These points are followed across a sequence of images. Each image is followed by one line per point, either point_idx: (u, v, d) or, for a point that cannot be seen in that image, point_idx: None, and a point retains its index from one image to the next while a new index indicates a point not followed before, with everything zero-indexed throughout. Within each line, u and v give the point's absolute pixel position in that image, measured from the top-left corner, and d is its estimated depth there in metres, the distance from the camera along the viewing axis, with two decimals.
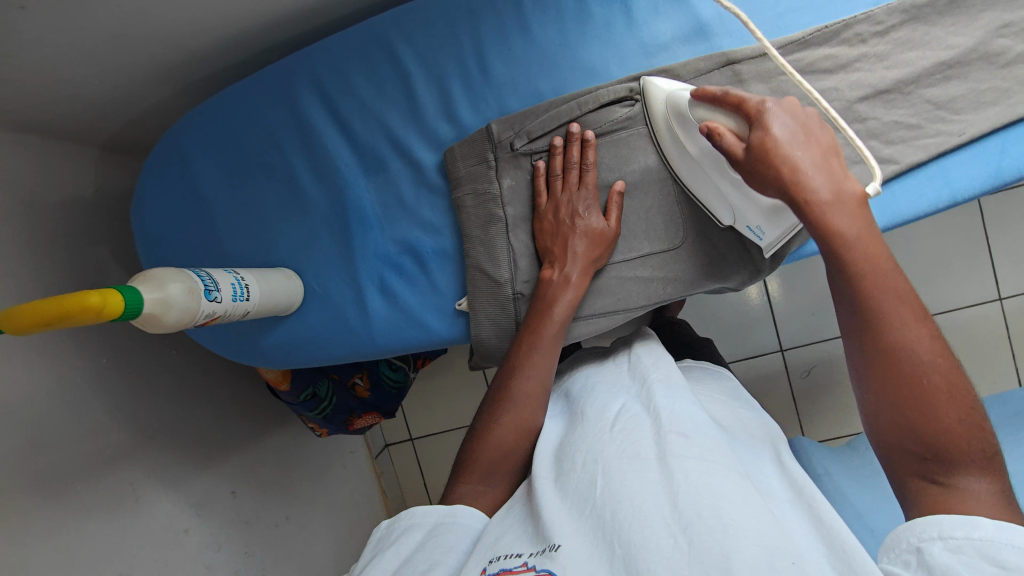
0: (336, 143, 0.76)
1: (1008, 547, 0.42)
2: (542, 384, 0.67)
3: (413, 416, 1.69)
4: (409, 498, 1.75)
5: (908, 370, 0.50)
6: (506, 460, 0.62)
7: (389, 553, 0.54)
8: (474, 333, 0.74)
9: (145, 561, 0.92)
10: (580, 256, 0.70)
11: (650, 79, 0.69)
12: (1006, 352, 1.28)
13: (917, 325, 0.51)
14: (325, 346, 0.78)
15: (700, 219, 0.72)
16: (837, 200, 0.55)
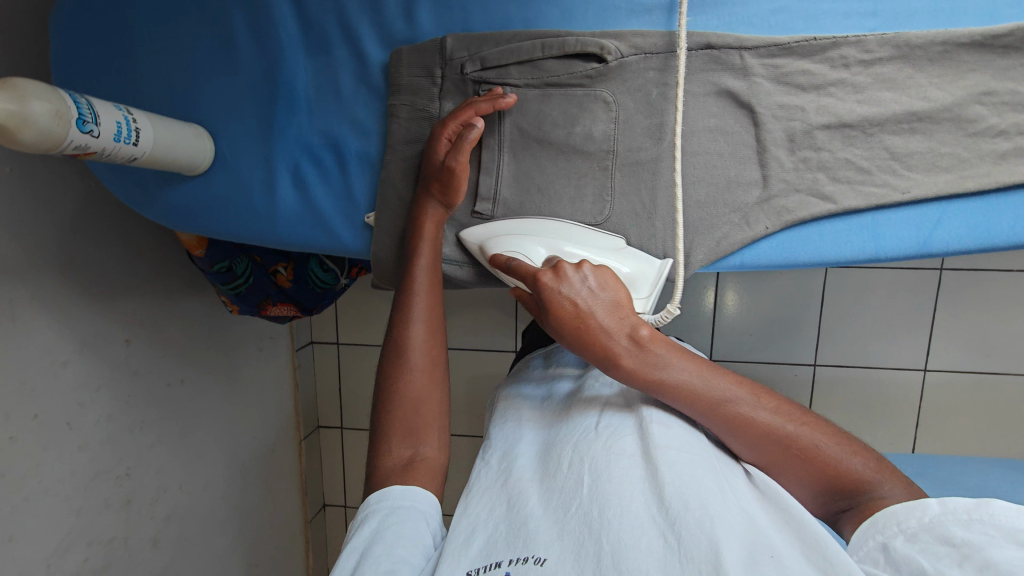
0: (282, 7, 0.69)
1: (953, 521, 0.46)
2: (431, 331, 0.66)
3: (344, 321, 1.68)
4: (320, 397, 1.77)
5: (789, 446, 0.54)
6: (405, 415, 0.62)
7: (350, 551, 0.52)
8: (374, 248, 0.73)
9: (10, 382, 0.90)
10: (428, 201, 0.68)
11: (465, 234, 0.71)
12: (911, 420, 1.31)
13: (764, 401, 0.55)
14: (226, 220, 0.75)
15: (632, 207, 0.69)
16: (638, 357, 0.55)
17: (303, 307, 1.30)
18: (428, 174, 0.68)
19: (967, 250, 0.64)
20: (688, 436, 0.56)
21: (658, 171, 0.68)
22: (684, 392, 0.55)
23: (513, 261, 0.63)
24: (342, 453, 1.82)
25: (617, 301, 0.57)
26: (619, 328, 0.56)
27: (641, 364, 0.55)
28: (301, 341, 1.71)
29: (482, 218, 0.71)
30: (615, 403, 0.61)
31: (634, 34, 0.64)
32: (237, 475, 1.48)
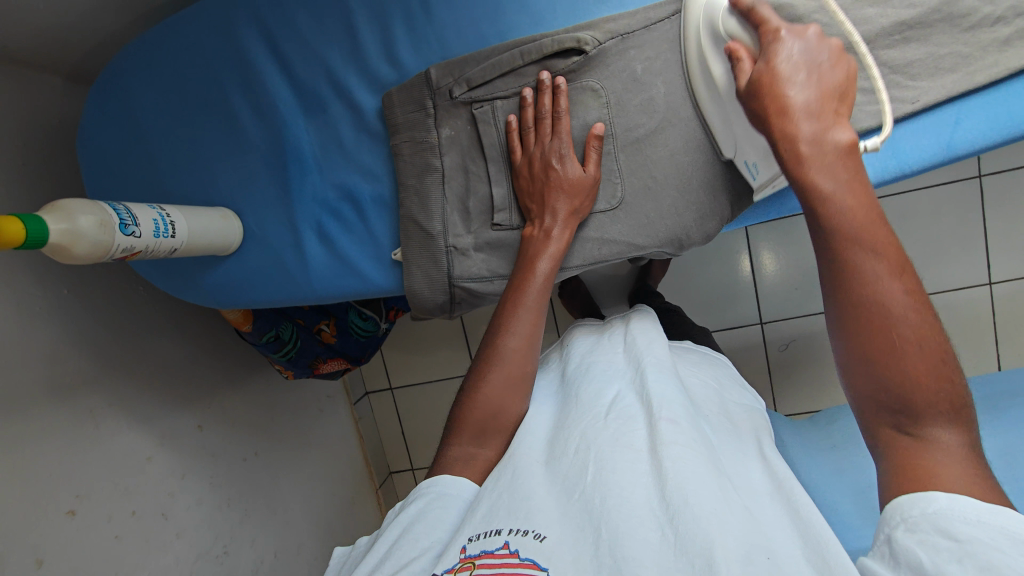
0: (275, 81, 0.74)
1: (964, 520, 0.40)
2: (527, 342, 0.65)
3: (393, 366, 1.71)
4: (387, 443, 1.81)
5: (876, 325, 0.47)
6: (488, 419, 0.62)
7: (392, 525, 0.56)
8: (407, 283, 0.74)
9: (104, 484, 0.97)
10: (562, 208, 0.67)
11: None
12: (991, 337, 1.25)
13: (892, 280, 0.48)
14: (262, 287, 0.79)
15: (643, 184, 0.70)
16: (817, 153, 0.53)
17: (353, 357, 1.35)
18: (558, 181, 0.66)
19: (992, 144, 0.62)
20: (697, 428, 0.54)
21: (661, 142, 0.69)
22: (842, 211, 0.51)
23: (756, 7, 0.59)
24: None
25: (836, 92, 0.55)
26: (814, 121, 0.54)
27: (815, 154, 0.53)
28: (356, 393, 1.76)
29: (503, 228, 0.73)
30: (626, 392, 0.60)
31: (605, 20, 0.66)
32: (325, 534, 1.51)
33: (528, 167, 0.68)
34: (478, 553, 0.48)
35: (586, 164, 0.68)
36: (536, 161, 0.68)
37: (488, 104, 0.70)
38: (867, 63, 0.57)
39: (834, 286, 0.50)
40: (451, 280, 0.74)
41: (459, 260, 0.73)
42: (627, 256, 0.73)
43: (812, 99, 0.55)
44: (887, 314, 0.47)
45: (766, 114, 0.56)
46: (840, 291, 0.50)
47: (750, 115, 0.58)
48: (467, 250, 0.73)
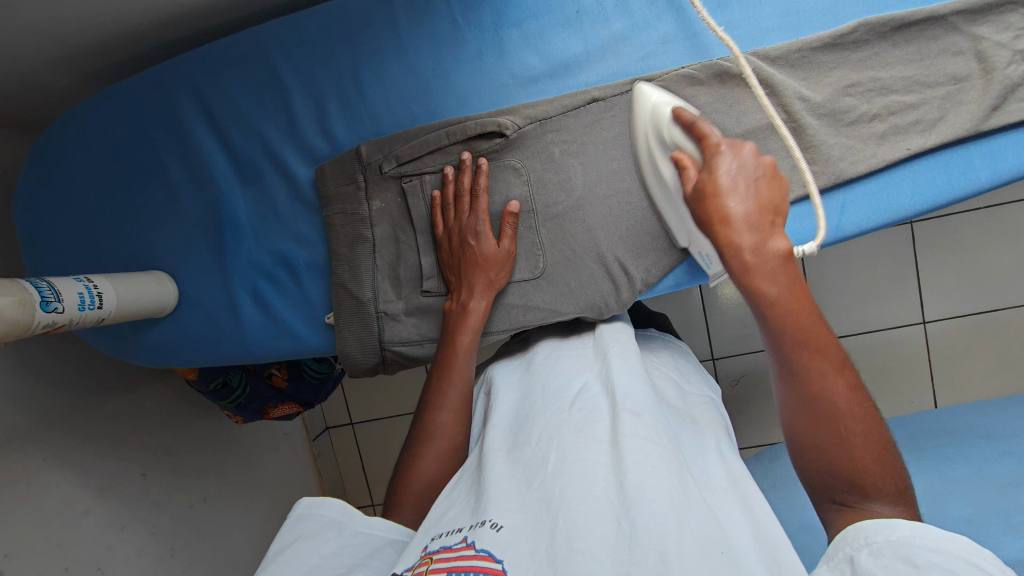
0: (212, 152, 0.76)
1: (925, 549, 0.43)
2: (457, 418, 0.68)
3: (355, 400, 1.70)
4: (347, 479, 1.76)
5: (827, 417, 0.51)
6: (426, 490, 0.64)
7: (304, 548, 0.54)
8: (339, 347, 0.76)
9: (36, 541, 0.95)
10: (478, 283, 0.70)
11: (642, 83, 0.68)
12: (927, 375, 1.29)
13: (835, 376, 0.52)
14: (204, 348, 0.80)
15: (564, 255, 0.74)
16: (760, 261, 0.56)
17: (304, 403, 1.32)
18: (472, 257, 0.70)
19: (876, 226, 0.67)
20: (660, 422, 0.53)
21: (580, 218, 0.73)
22: (786, 315, 0.54)
23: (699, 120, 0.62)
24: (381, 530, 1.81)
25: (779, 204, 0.57)
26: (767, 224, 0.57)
27: (767, 248, 0.55)
28: (316, 429, 1.73)
29: (432, 295, 0.75)
30: (591, 386, 0.60)
31: (525, 105, 0.70)
32: None
33: (446, 244, 0.72)
34: (439, 549, 0.48)
35: (500, 239, 0.71)
36: (455, 237, 0.71)
37: (416, 179, 0.73)
38: (802, 162, 0.59)
39: (787, 370, 0.54)
40: (383, 344, 0.76)
41: (390, 325, 0.76)
42: (552, 321, 0.76)
43: (755, 207, 0.57)
44: (836, 404, 0.51)
45: (709, 226, 0.58)
46: (793, 382, 0.53)
47: (693, 217, 0.61)
48: (398, 315, 0.76)
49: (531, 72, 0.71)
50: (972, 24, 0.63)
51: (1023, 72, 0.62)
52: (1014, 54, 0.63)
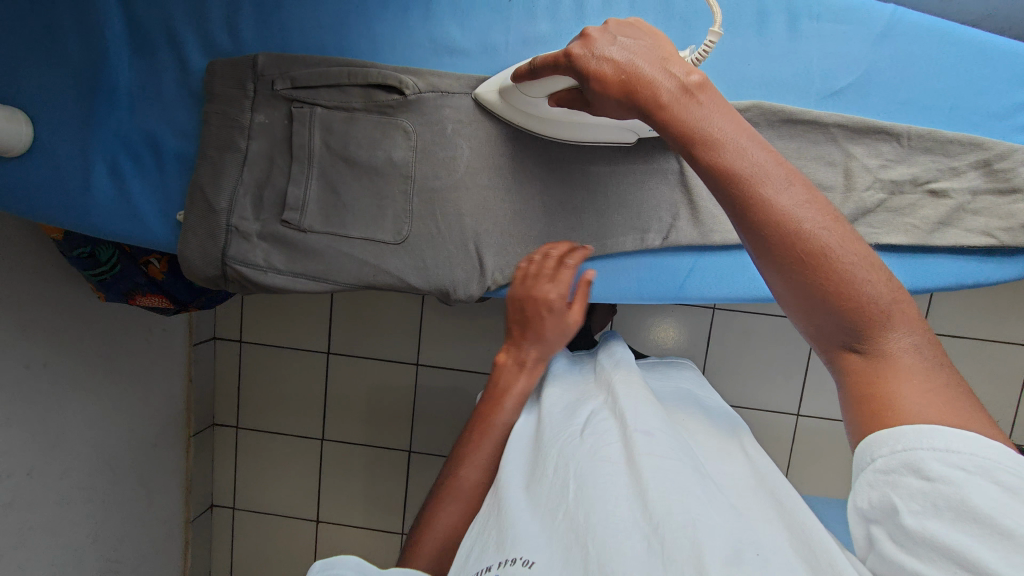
0: (109, 8, 0.72)
1: (935, 453, 0.39)
2: (486, 470, 0.63)
3: (250, 320, 1.66)
4: (219, 393, 1.72)
5: (801, 250, 0.45)
6: (442, 547, 0.58)
7: None
8: (180, 247, 0.74)
9: None
10: (542, 344, 0.68)
11: (478, 91, 0.70)
12: (785, 467, 1.31)
13: (795, 188, 0.46)
14: (40, 203, 0.74)
15: (428, 230, 0.74)
16: (674, 95, 0.51)
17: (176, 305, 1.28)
18: (547, 318, 0.67)
19: (714, 296, 0.76)
20: (673, 439, 0.56)
21: (453, 200, 0.73)
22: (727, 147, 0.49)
23: (534, 62, 0.62)
24: (233, 455, 1.74)
25: (660, 52, 0.53)
26: (657, 72, 0.53)
27: (672, 104, 0.51)
28: (203, 335, 1.67)
29: (290, 226, 0.74)
30: (602, 412, 0.62)
31: (431, 74, 0.70)
32: (103, 467, 1.40)
33: (519, 297, 0.69)
34: None
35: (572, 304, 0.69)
36: (529, 294, 0.68)
37: (304, 106, 0.71)
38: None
39: (746, 226, 0.48)
40: (225, 258, 0.74)
41: (237, 242, 0.74)
42: (400, 288, 0.76)
43: (644, 65, 0.53)
44: (804, 223, 0.46)
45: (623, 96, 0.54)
46: (755, 234, 0.47)
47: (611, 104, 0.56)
48: (249, 235, 0.74)
49: (450, 45, 0.71)
50: (849, 141, 0.66)
51: (877, 200, 0.66)
52: (875, 181, 0.67)
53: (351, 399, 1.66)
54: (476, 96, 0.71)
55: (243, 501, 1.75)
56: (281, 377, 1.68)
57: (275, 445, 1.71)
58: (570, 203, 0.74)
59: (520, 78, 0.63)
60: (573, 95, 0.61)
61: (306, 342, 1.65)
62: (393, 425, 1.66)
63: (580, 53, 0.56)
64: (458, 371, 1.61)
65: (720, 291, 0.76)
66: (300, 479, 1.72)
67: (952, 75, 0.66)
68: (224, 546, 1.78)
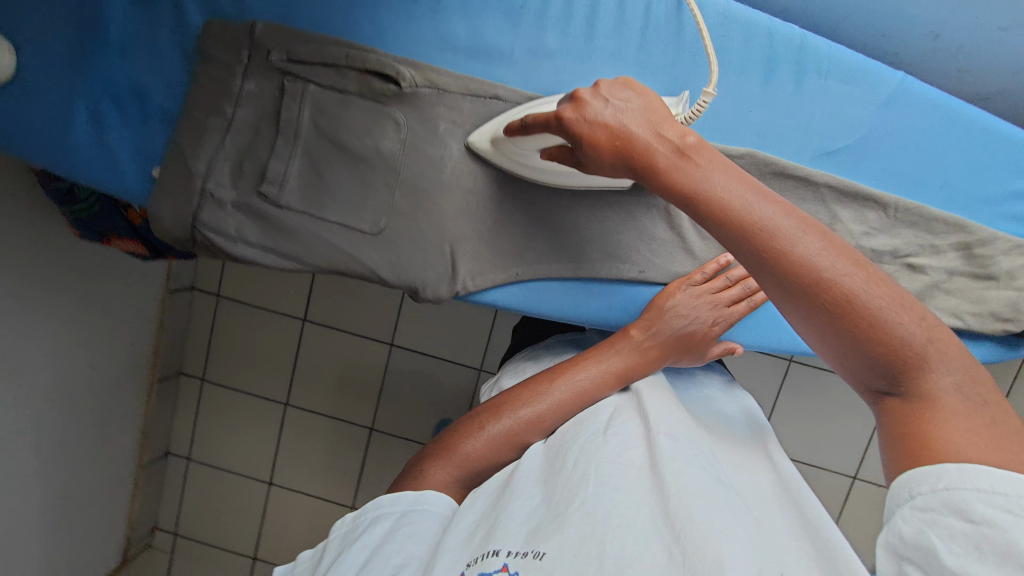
0: None
1: (978, 494, 0.38)
2: (558, 410, 0.66)
3: (231, 276, 1.65)
4: (189, 343, 1.71)
5: (829, 302, 0.47)
6: (470, 466, 0.65)
7: (358, 547, 0.55)
8: (153, 206, 0.72)
9: None
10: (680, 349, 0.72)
11: (473, 139, 0.70)
12: None
13: (811, 236, 0.48)
14: (14, 139, 0.71)
15: (406, 227, 0.72)
16: (673, 160, 0.53)
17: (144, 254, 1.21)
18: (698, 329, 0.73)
19: None
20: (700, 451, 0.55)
21: (439, 200, 0.72)
22: (744, 198, 0.51)
23: (526, 119, 0.63)
24: (196, 407, 1.73)
25: (654, 116, 0.55)
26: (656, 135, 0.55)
27: (670, 167, 0.53)
28: (181, 283, 1.65)
29: (267, 200, 0.72)
30: (625, 413, 0.62)
31: (431, 69, 0.69)
32: (69, 409, 1.38)
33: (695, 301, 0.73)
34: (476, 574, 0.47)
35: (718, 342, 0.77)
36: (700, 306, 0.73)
37: (298, 82, 0.69)
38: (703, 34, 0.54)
39: (769, 276, 0.50)
40: (197, 223, 0.72)
41: (211, 208, 0.72)
42: (371, 279, 0.75)
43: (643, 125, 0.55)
44: (826, 270, 0.47)
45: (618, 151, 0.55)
46: (774, 283, 0.49)
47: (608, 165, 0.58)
48: (224, 203, 0.72)
49: (454, 42, 0.70)
50: (837, 204, 0.67)
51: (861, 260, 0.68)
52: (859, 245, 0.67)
53: (321, 370, 1.66)
54: (469, 143, 0.71)
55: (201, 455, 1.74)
56: (255, 337, 1.67)
57: (240, 403, 1.71)
58: (551, 222, 0.74)
59: (512, 134, 0.64)
60: (566, 152, 0.62)
61: (284, 306, 1.64)
62: (360, 400, 1.66)
63: (572, 117, 0.56)
64: (432, 358, 1.62)
65: None
66: (260, 440, 1.71)
67: (945, 153, 0.68)
68: (174, 495, 1.77)
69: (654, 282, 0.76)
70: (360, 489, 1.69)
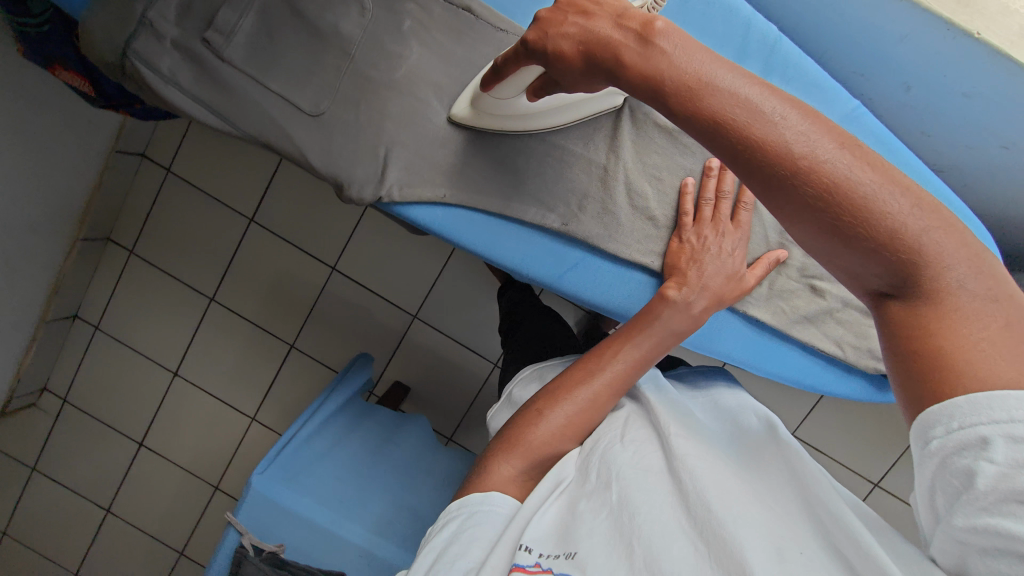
0: None
1: (1004, 436, 0.39)
2: (588, 402, 0.69)
3: (188, 151, 1.46)
4: (122, 215, 1.50)
5: (817, 196, 0.44)
6: (534, 457, 0.66)
7: (426, 553, 0.60)
8: (85, 18, 0.66)
9: None
10: (705, 292, 0.73)
11: (452, 113, 0.72)
12: None
13: (796, 118, 0.45)
14: None
15: (345, 118, 0.70)
16: (646, 52, 0.47)
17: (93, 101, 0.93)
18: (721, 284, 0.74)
19: (585, 299, 0.78)
20: (708, 449, 0.62)
21: (387, 97, 0.71)
22: (728, 87, 0.46)
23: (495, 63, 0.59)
24: (113, 287, 1.53)
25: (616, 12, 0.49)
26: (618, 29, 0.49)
27: (639, 57, 0.47)
28: (131, 147, 1.43)
29: (209, 48, 0.68)
30: (638, 420, 0.69)
31: None
32: None
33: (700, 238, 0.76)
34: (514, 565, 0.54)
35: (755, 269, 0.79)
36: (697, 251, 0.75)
37: None
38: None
39: (755, 173, 0.46)
40: (127, 49, 0.67)
41: (147, 39, 0.67)
42: (298, 162, 0.71)
43: (605, 26, 0.49)
44: (805, 159, 0.44)
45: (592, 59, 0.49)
46: (766, 186, 0.46)
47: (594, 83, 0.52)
48: (163, 37, 0.67)
49: None
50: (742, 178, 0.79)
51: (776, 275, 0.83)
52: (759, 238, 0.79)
53: (256, 274, 1.52)
54: (451, 116, 0.72)
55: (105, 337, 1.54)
56: (198, 225, 1.49)
57: (163, 288, 1.53)
58: (489, 154, 0.74)
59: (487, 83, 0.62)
60: (543, 81, 0.57)
61: (235, 201, 1.47)
62: (287, 315, 1.55)
63: (535, 42, 0.52)
64: (371, 292, 1.53)
65: (590, 292, 0.78)
66: (174, 330, 1.55)
67: None
68: (70, 364, 1.55)
69: (574, 237, 0.76)
70: (268, 408, 1.58)
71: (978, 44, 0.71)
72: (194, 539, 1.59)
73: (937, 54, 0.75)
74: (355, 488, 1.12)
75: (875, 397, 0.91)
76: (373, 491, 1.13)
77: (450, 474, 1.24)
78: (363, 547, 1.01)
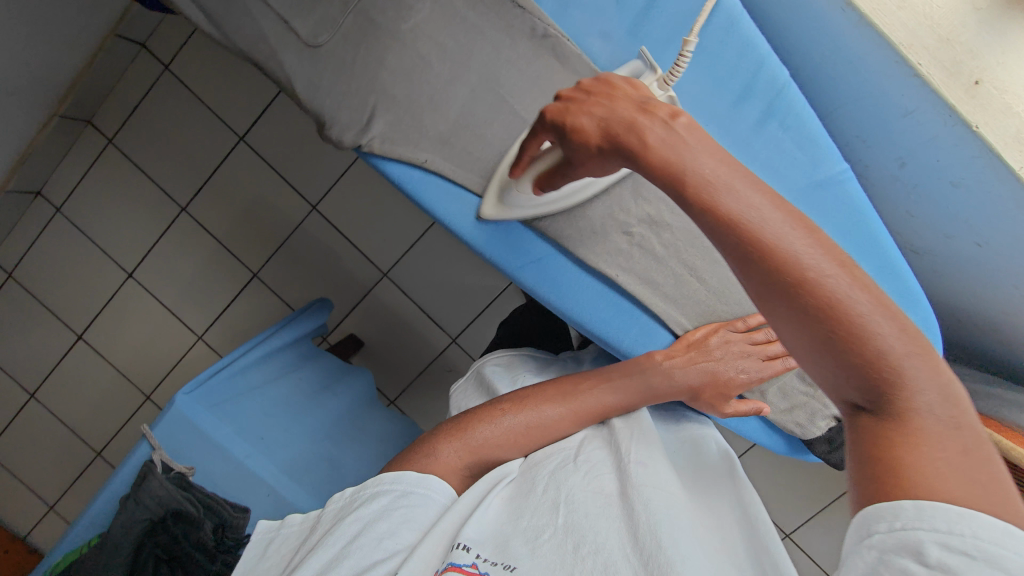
0: None
1: (946, 541, 0.38)
2: (537, 425, 0.71)
3: (193, 54, 1.39)
4: (108, 102, 1.41)
5: (811, 298, 0.43)
6: (479, 453, 0.69)
7: (351, 517, 0.59)
8: None
9: None
10: (706, 368, 0.76)
11: (484, 212, 0.72)
12: None
13: (792, 220, 0.45)
14: None
15: (342, 57, 0.68)
16: (650, 128, 0.51)
17: None
18: (722, 369, 0.76)
19: (541, 296, 0.78)
20: (670, 479, 0.60)
21: (387, 45, 0.69)
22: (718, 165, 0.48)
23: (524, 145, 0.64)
24: (83, 176, 1.44)
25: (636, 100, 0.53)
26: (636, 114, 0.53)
27: (659, 144, 0.49)
28: (133, 35, 1.34)
29: None
30: (597, 442, 0.69)
31: None
32: None
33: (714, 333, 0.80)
34: (449, 565, 0.52)
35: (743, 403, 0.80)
36: (717, 345, 0.78)
37: None
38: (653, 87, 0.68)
39: (747, 264, 0.45)
40: None
41: None
42: (284, 90, 0.69)
43: (625, 109, 0.54)
44: (812, 271, 0.43)
45: (601, 128, 0.53)
46: (760, 278, 0.44)
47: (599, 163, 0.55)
48: None
49: None
50: None
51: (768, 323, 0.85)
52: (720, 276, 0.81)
53: (234, 194, 1.47)
54: (481, 214, 0.73)
55: (63, 224, 1.46)
56: (185, 131, 1.43)
57: (136, 186, 1.46)
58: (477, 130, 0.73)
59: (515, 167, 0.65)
60: (557, 163, 0.61)
61: (230, 116, 1.42)
62: (257, 243, 1.51)
63: (554, 114, 0.57)
64: (346, 241, 1.50)
65: (552, 293, 0.78)
66: (138, 231, 1.48)
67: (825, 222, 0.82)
68: (22, 240, 1.45)
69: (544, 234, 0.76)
70: (219, 331, 1.55)
71: (975, 136, 0.72)
72: (113, 442, 1.55)
73: (933, 137, 0.78)
74: (281, 427, 1.08)
75: (787, 454, 0.93)
76: (301, 437, 1.09)
77: (377, 436, 1.24)
78: (272, 487, 0.98)
